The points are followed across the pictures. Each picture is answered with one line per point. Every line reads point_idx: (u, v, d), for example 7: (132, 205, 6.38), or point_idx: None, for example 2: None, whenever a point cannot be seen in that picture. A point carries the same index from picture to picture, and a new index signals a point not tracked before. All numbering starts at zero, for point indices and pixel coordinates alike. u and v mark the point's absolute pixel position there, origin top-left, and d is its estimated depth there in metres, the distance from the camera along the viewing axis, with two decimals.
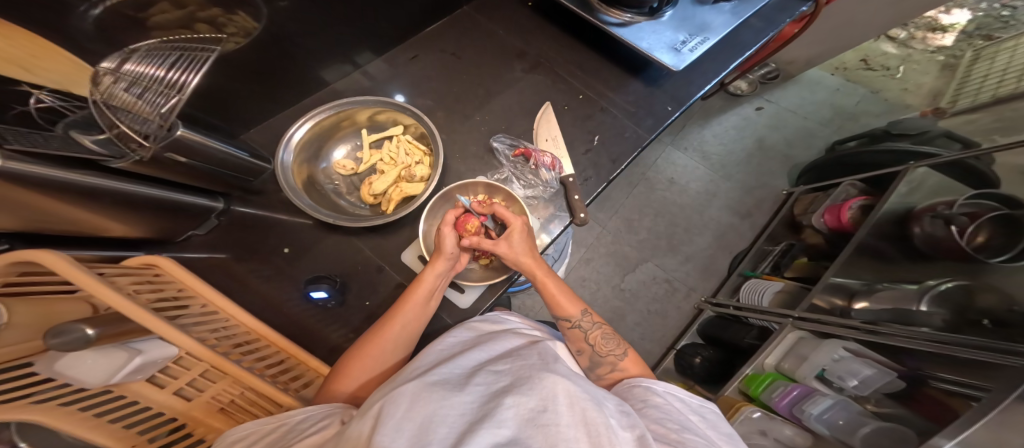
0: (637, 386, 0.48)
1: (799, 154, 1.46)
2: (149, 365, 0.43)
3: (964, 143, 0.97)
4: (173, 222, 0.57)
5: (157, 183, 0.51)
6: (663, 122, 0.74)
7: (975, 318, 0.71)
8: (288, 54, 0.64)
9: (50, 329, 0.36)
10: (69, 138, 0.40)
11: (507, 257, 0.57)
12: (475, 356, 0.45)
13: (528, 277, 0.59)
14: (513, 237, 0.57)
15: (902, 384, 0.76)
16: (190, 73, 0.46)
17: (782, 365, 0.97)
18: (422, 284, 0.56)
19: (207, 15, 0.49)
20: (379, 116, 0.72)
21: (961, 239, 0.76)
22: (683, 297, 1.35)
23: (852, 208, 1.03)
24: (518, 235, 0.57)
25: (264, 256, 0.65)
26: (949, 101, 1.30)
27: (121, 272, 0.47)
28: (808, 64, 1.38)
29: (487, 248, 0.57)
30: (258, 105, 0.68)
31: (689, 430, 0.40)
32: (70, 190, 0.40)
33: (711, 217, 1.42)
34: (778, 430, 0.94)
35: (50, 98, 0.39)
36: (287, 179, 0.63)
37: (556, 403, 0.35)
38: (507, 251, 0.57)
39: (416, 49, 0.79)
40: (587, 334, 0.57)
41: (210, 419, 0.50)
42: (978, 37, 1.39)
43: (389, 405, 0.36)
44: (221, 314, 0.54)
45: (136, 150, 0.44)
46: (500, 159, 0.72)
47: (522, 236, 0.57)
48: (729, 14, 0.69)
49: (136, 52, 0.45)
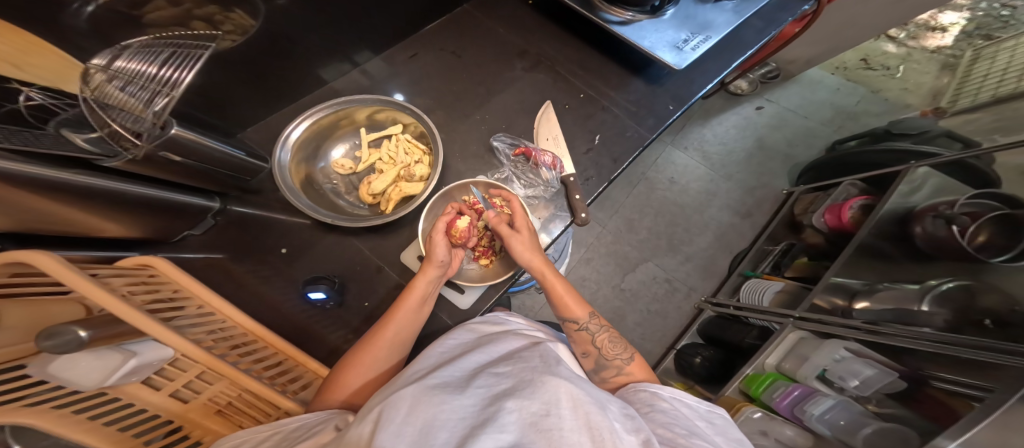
0: (643, 390, 0.48)
1: (799, 154, 1.46)
2: (144, 367, 0.42)
3: (964, 143, 0.97)
4: (170, 222, 0.56)
5: (152, 183, 0.50)
6: (664, 121, 0.73)
7: (978, 318, 0.71)
8: (285, 52, 0.64)
9: (43, 331, 0.35)
10: (60, 137, 0.40)
11: (518, 250, 0.57)
12: (475, 358, 0.45)
13: (535, 276, 0.58)
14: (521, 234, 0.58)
15: (903, 384, 0.76)
16: (184, 70, 0.45)
17: (783, 365, 0.97)
18: (413, 292, 0.55)
19: (203, 13, 0.49)
20: (378, 115, 0.71)
21: (962, 239, 0.76)
22: (683, 297, 1.34)
23: (852, 207, 1.03)
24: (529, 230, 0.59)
25: (262, 256, 0.64)
26: (949, 101, 1.30)
27: (115, 272, 0.46)
28: (809, 63, 1.38)
29: (504, 235, 0.58)
30: (255, 104, 0.67)
31: (696, 436, 0.39)
32: (61, 189, 0.39)
33: (711, 217, 1.42)
34: (779, 431, 0.93)
35: (39, 95, 0.39)
36: (286, 179, 0.63)
37: (559, 406, 0.35)
38: (519, 244, 0.57)
39: (416, 47, 0.78)
40: (595, 337, 0.57)
41: (208, 422, 0.50)
42: (979, 37, 1.38)
43: (389, 409, 0.35)
44: (219, 316, 0.53)
45: (129, 149, 0.43)
46: (500, 159, 0.72)
47: (530, 233, 0.59)
48: (731, 13, 0.69)
49: (127, 50, 0.44)
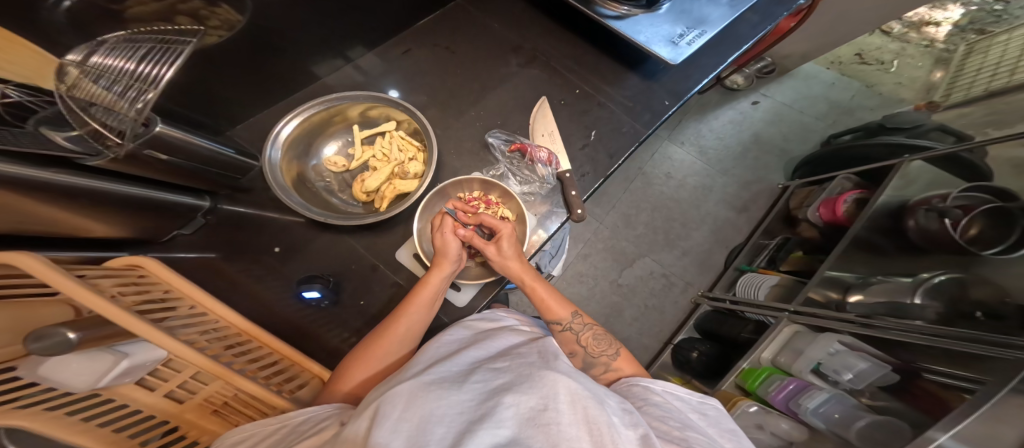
0: (637, 384, 0.48)
1: (796, 149, 1.46)
2: (137, 368, 0.42)
3: (957, 136, 0.98)
4: (156, 222, 0.55)
5: (137, 181, 0.49)
6: (661, 116, 0.73)
7: (969, 310, 0.71)
8: (274, 48, 0.62)
9: (30, 333, 0.35)
10: (40, 134, 0.39)
11: (495, 259, 0.57)
12: (472, 355, 0.44)
13: (516, 281, 0.58)
14: (502, 243, 0.56)
15: (897, 376, 0.77)
16: (163, 66, 0.43)
17: (779, 359, 0.97)
18: (428, 286, 0.55)
19: (188, 8, 0.47)
20: (372, 111, 0.70)
21: (954, 232, 0.77)
22: (680, 292, 1.35)
23: (846, 201, 1.04)
24: (508, 242, 0.56)
25: (254, 256, 0.64)
26: (942, 95, 1.32)
27: (104, 274, 0.46)
28: (805, 58, 1.36)
29: (478, 248, 0.57)
30: (245, 102, 0.66)
31: (690, 428, 0.40)
32: (44, 189, 0.39)
33: (708, 211, 1.42)
34: (775, 425, 0.95)
35: (15, 92, 0.38)
36: (277, 177, 0.61)
37: (557, 401, 0.35)
38: (495, 254, 0.57)
39: (410, 43, 0.77)
40: (579, 336, 0.57)
41: (202, 420, 0.49)
42: (972, 32, 1.40)
43: (386, 405, 0.35)
44: (211, 315, 0.53)
45: (111, 147, 0.42)
46: (497, 155, 0.71)
47: (511, 242, 0.56)
48: (727, 6, 0.68)
49: (104, 44, 0.44)
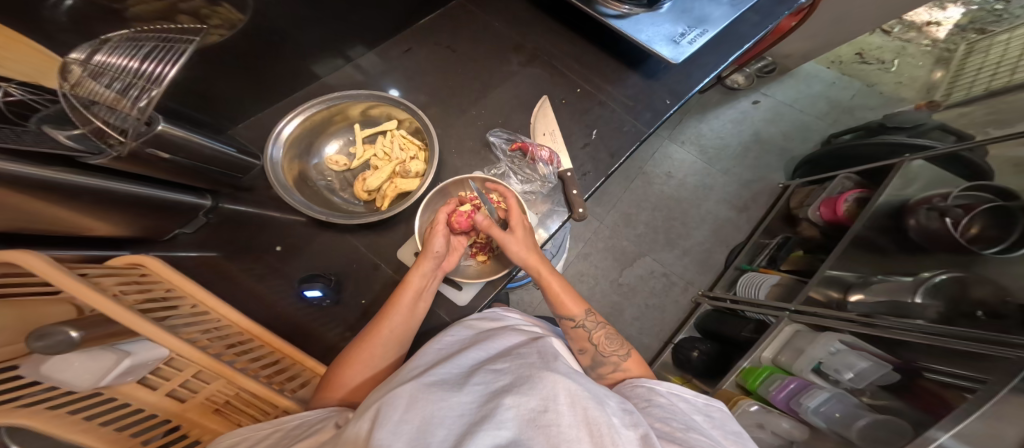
0: (640, 385, 0.48)
1: (796, 148, 1.46)
2: (139, 367, 0.42)
3: (958, 136, 0.98)
4: (157, 221, 0.55)
5: (138, 180, 0.49)
6: (662, 116, 0.73)
7: (970, 310, 0.72)
8: (274, 48, 0.62)
9: (32, 332, 0.35)
10: (42, 133, 0.40)
11: (512, 248, 0.57)
12: (473, 355, 0.44)
13: (532, 272, 0.58)
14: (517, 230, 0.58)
15: (897, 376, 0.77)
16: (168, 64, 0.43)
17: (780, 358, 0.97)
18: (409, 286, 0.55)
19: (189, 6, 0.47)
20: (372, 110, 0.70)
21: (955, 232, 0.77)
22: (680, 291, 1.35)
23: (847, 201, 1.04)
24: (522, 230, 0.59)
25: (255, 255, 0.63)
26: (943, 94, 1.32)
27: (106, 272, 0.46)
28: (805, 57, 1.36)
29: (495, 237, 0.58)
30: (246, 100, 0.66)
31: (694, 430, 0.40)
32: (46, 188, 0.39)
33: (708, 210, 1.42)
34: (776, 423, 0.95)
35: (18, 90, 0.38)
36: (278, 176, 0.61)
37: (557, 402, 0.35)
38: (512, 243, 0.57)
39: (411, 42, 0.77)
40: (591, 333, 0.56)
41: (205, 420, 0.49)
42: (972, 31, 1.41)
43: (387, 406, 0.35)
44: (213, 314, 0.52)
45: (114, 146, 0.42)
46: (498, 154, 0.71)
47: (525, 230, 0.59)
48: (728, 6, 0.68)
49: (108, 43, 0.43)
